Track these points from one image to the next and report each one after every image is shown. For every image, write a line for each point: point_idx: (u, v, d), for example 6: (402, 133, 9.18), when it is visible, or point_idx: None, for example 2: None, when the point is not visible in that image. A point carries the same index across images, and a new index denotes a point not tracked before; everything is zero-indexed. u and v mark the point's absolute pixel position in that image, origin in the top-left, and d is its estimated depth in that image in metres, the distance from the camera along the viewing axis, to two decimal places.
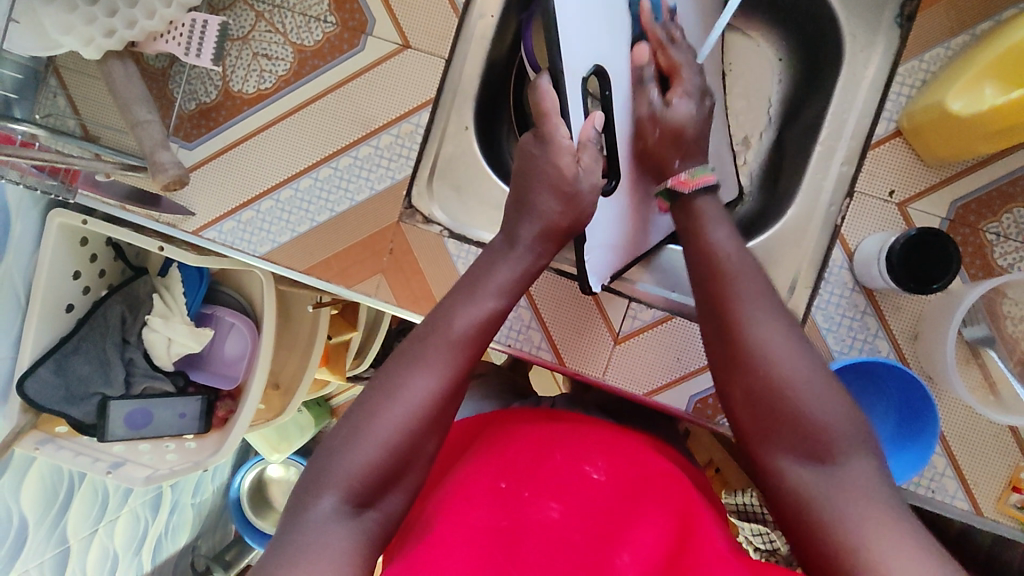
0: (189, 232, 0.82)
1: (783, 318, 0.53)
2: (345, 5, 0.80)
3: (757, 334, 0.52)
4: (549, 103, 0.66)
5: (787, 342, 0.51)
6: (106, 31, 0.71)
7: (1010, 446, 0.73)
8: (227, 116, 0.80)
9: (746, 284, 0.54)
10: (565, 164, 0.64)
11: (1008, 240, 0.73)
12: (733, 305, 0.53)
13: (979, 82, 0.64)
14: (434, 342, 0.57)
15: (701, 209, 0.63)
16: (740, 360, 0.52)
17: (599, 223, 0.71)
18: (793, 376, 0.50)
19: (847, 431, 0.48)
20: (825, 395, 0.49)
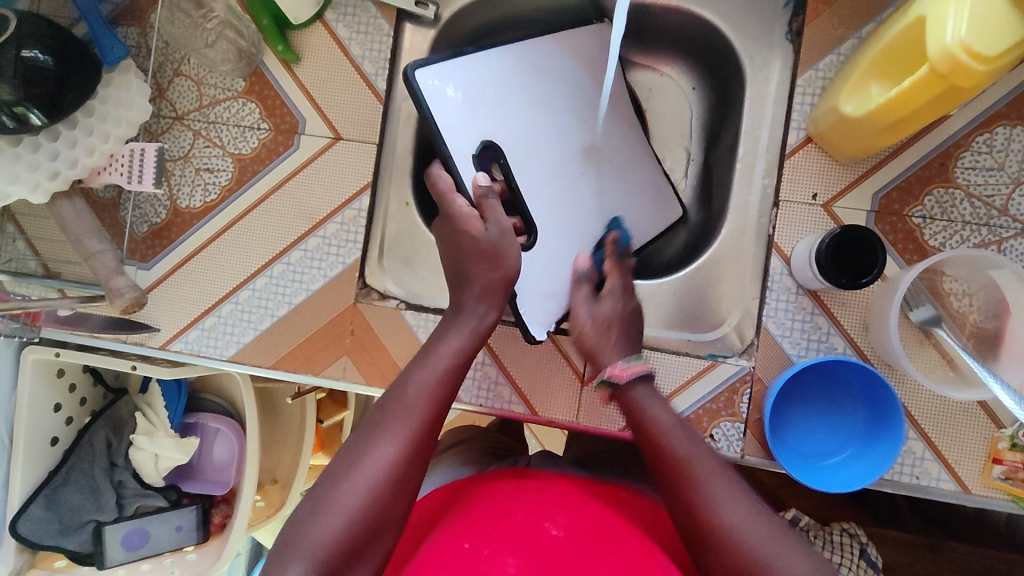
0: (157, 346, 0.84)
1: (741, 489, 0.54)
2: (276, 111, 0.84)
3: (720, 513, 0.52)
4: (445, 184, 0.71)
5: (750, 516, 0.51)
6: (51, 174, 0.75)
7: (982, 418, 0.74)
8: (179, 232, 0.84)
9: (697, 461, 0.55)
10: (474, 227, 0.69)
11: (935, 221, 0.76)
12: (689, 491, 0.54)
13: (865, 83, 0.67)
14: (394, 409, 0.59)
15: (637, 397, 0.63)
16: (709, 539, 0.52)
17: (530, 277, 0.77)
18: (767, 552, 0.49)
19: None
20: (801, 566, 0.49)
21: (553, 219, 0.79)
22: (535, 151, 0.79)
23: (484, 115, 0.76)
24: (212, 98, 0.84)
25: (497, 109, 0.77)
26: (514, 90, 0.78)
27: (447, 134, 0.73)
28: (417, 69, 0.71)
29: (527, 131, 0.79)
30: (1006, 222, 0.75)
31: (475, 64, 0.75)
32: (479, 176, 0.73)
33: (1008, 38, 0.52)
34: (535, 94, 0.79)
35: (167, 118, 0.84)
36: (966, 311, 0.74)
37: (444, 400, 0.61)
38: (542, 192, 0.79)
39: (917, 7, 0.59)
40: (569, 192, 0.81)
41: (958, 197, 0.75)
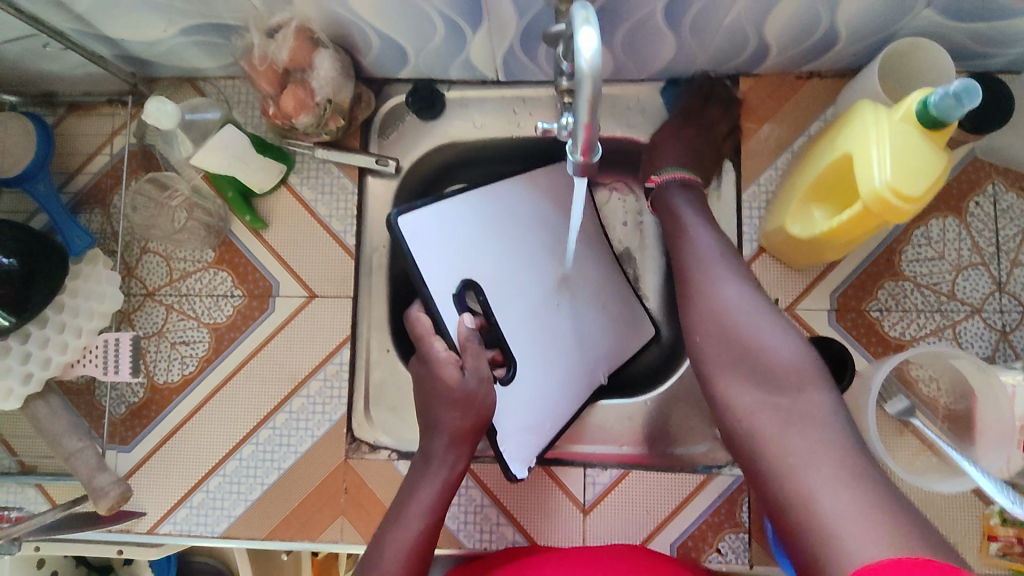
0: (144, 531, 0.82)
1: (749, 285, 0.63)
2: (249, 277, 0.85)
3: (726, 294, 0.62)
4: (424, 327, 0.74)
5: (746, 302, 0.62)
6: (24, 377, 0.74)
7: (972, 498, 0.77)
8: (159, 409, 0.83)
9: (710, 243, 0.67)
10: (449, 374, 0.70)
11: (891, 312, 0.80)
12: (698, 272, 0.65)
13: (807, 207, 0.71)
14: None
15: (676, 212, 0.73)
16: (714, 319, 0.62)
17: (507, 412, 0.76)
18: (753, 325, 0.60)
19: (803, 364, 0.57)
20: (782, 336, 0.59)
21: (533, 352, 0.78)
22: (511, 292, 0.78)
23: (461, 254, 0.76)
24: (182, 271, 0.85)
25: (474, 248, 0.77)
26: (485, 234, 0.78)
27: (426, 273, 0.73)
28: (398, 215, 0.72)
29: (503, 272, 0.78)
30: (956, 306, 0.80)
31: (450, 203, 0.76)
32: (461, 318, 0.73)
33: (927, 174, 0.58)
34: (509, 234, 0.80)
35: (138, 296, 0.85)
36: (936, 395, 0.78)
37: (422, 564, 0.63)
38: (525, 328, 0.78)
39: (839, 146, 0.65)
40: (545, 329, 0.80)
41: (909, 288, 0.80)
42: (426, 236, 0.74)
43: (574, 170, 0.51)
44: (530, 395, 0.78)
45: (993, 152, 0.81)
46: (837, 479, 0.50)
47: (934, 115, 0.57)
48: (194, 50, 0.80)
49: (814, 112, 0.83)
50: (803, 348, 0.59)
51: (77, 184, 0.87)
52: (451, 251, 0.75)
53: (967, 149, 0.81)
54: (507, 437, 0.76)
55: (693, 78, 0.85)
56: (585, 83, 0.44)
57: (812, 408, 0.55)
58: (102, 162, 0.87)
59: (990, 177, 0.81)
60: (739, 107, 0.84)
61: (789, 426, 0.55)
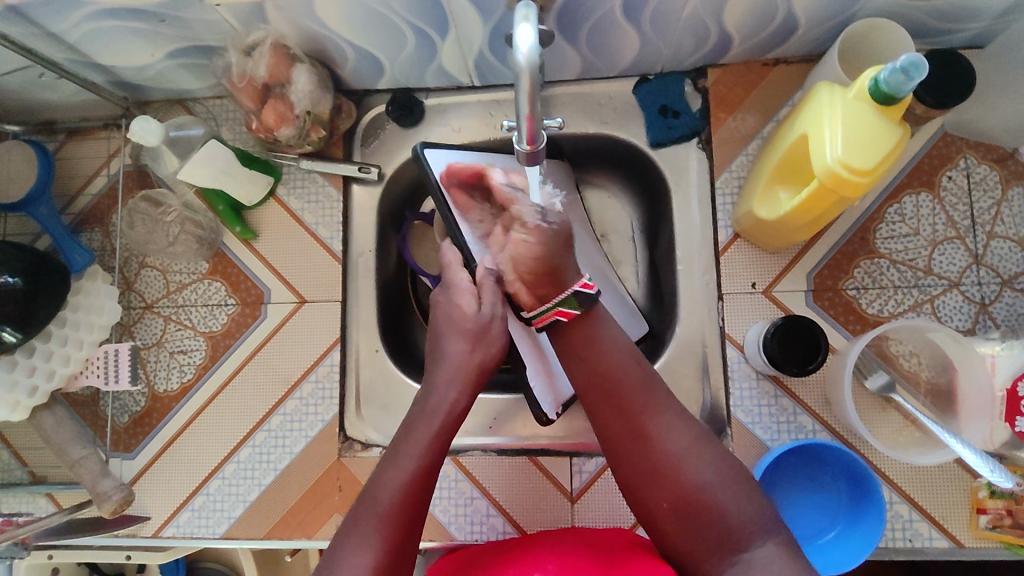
0: (149, 535, 0.85)
1: (685, 421, 0.61)
2: (241, 286, 0.88)
3: (668, 444, 0.60)
4: (452, 256, 0.74)
5: (703, 458, 0.59)
6: (30, 390, 0.78)
7: (959, 472, 0.77)
8: (160, 416, 0.87)
9: (641, 387, 0.62)
10: (468, 305, 0.70)
11: (868, 290, 0.81)
12: (630, 406, 0.61)
13: (773, 189, 0.73)
14: (361, 520, 0.57)
15: (595, 328, 0.64)
16: (662, 475, 0.59)
17: (536, 354, 0.77)
18: (672, 445, 0.60)
19: (725, 485, 0.58)
20: (728, 490, 0.57)
21: None
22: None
23: None
24: (178, 283, 0.89)
25: None
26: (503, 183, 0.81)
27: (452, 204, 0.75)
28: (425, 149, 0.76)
29: None
30: (933, 281, 0.80)
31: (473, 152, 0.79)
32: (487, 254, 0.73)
33: (881, 151, 0.60)
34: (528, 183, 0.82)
35: (137, 309, 0.89)
36: (917, 369, 0.78)
37: (418, 504, 0.59)
38: None
39: (797, 128, 0.67)
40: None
41: (884, 265, 0.81)
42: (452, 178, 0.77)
43: (523, 161, 0.53)
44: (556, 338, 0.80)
45: (962, 127, 0.81)
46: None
47: (885, 92, 0.58)
48: (180, 72, 0.84)
49: (782, 97, 0.84)
50: (717, 465, 0.59)
51: (78, 205, 0.91)
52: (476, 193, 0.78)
53: (936, 126, 0.82)
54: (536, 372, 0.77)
55: (662, 72, 0.87)
56: (524, 75, 0.46)
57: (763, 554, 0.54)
58: (99, 184, 0.91)
59: (961, 152, 0.82)
60: (709, 97, 0.86)
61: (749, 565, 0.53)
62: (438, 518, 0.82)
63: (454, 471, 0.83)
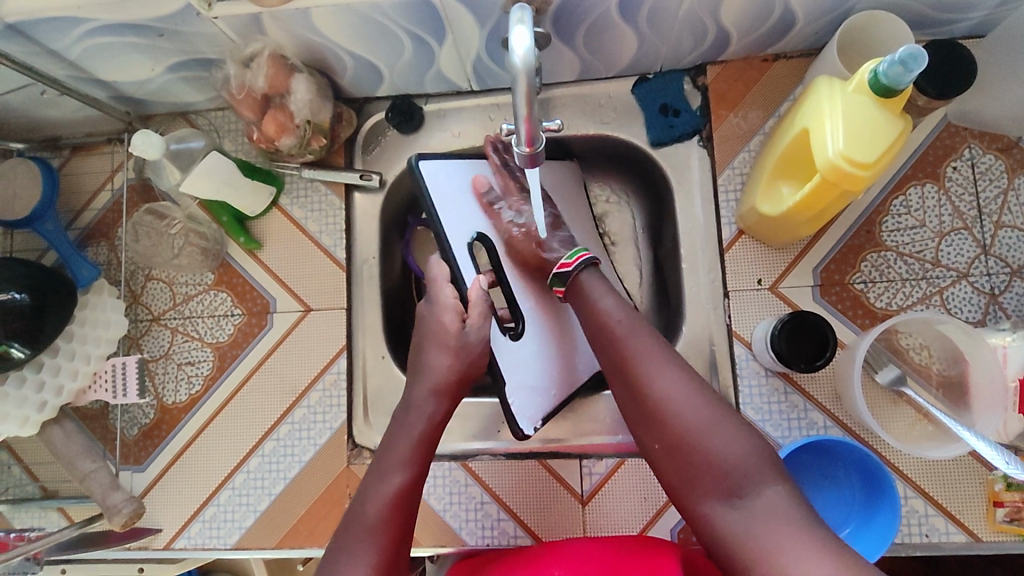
0: (160, 547, 0.85)
1: (677, 363, 0.60)
2: (247, 296, 0.89)
3: (657, 388, 0.58)
4: (438, 271, 0.76)
5: (694, 400, 0.57)
6: (39, 405, 0.78)
7: (973, 464, 0.76)
8: (169, 428, 0.87)
9: (631, 336, 0.62)
10: (449, 319, 0.72)
11: (876, 284, 0.80)
12: (622, 355, 0.61)
13: (776, 184, 0.72)
14: (353, 534, 0.58)
15: (586, 286, 0.67)
16: (653, 417, 0.58)
17: (515, 367, 0.78)
18: (663, 391, 0.58)
19: (717, 428, 0.56)
20: (721, 431, 0.56)
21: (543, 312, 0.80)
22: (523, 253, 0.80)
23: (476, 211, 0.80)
24: (184, 294, 0.89)
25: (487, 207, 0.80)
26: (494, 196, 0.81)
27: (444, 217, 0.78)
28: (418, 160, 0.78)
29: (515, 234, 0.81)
30: (942, 273, 0.79)
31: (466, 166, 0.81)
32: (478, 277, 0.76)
33: (882, 143, 0.59)
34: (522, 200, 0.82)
35: (145, 322, 0.89)
36: (928, 363, 0.77)
37: (406, 516, 0.59)
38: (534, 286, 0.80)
39: (797, 122, 0.66)
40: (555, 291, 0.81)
41: (891, 258, 0.80)
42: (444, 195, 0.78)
43: (523, 163, 0.53)
44: (539, 354, 0.80)
45: (966, 117, 0.80)
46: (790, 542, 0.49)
47: (885, 84, 0.57)
48: (181, 85, 0.84)
49: (783, 93, 0.84)
50: (712, 408, 0.57)
51: (83, 220, 0.92)
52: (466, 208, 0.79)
53: (940, 116, 0.81)
54: (514, 388, 0.78)
55: (661, 71, 0.87)
56: (521, 77, 0.46)
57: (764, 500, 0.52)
58: (104, 198, 0.91)
59: (966, 141, 0.81)
60: (709, 94, 0.86)
61: (749, 518, 0.52)
62: (448, 523, 0.82)
63: (464, 476, 0.83)
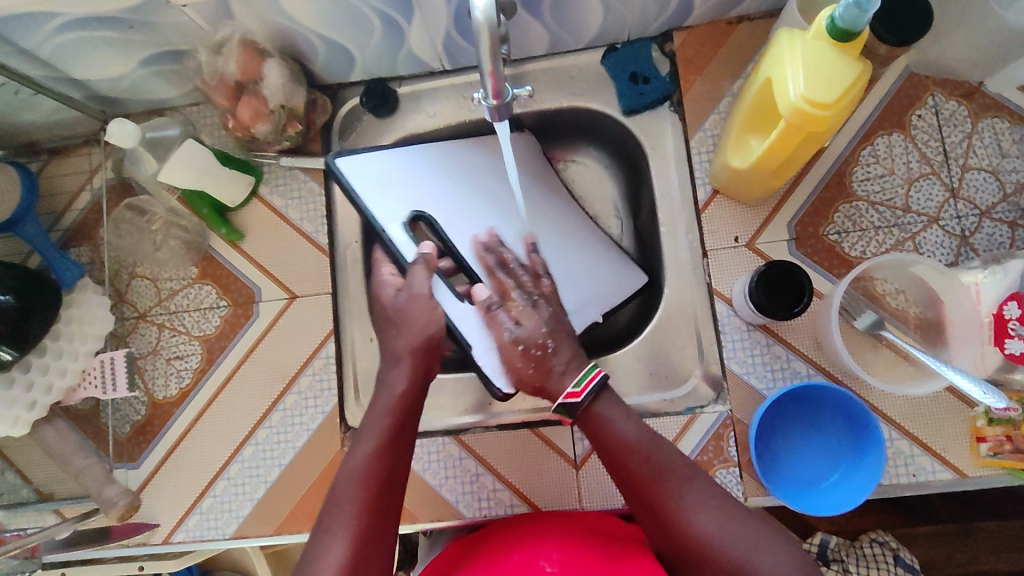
0: (159, 542, 0.85)
1: (712, 495, 0.58)
2: (232, 287, 0.89)
3: (701, 525, 0.56)
4: (383, 256, 0.80)
5: (733, 529, 0.56)
6: (28, 404, 0.78)
7: (955, 402, 0.78)
8: (161, 423, 0.87)
9: (663, 466, 0.59)
10: (387, 292, 0.74)
11: (850, 234, 0.82)
12: (698, 557, 0.56)
13: (745, 138, 0.74)
14: (333, 501, 0.59)
15: (601, 415, 0.63)
16: (702, 557, 0.56)
17: (484, 330, 0.76)
18: (709, 527, 0.56)
19: (766, 553, 0.55)
20: (769, 558, 0.54)
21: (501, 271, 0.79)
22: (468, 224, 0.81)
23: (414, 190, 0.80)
24: (169, 289, 0.89)
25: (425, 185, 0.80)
26: (431, 174, 0.81)
27: (373, 208, 0.78)
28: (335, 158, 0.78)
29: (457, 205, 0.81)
30: (913, 218, 0.81)
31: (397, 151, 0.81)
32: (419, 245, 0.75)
33: (844, 84, 0.61)
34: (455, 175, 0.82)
35: (131, 319, 0.89)
36: (905, 307, 0.78)
37: (387, 475, 0.60)
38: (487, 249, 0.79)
39: (761, 73, 0.68)
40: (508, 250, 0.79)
41: (863, 207, 0.82)
42: (372, 181, 0.78)
43: (491, 115, 0.55)
44: None
45: (927, 66, 0.82)
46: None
47: (842, 28, 0.59)
48: (155, 81, 0.85)
49: (748, 53, 0.86)
50: (753, 533, 0.56)
51: (65, 222, 0.91)
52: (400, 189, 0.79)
53: (902, 66, 0.83)
54: (484, 353, 0.75)
55: (629, 40, 0.88)
56: (483, 33, 0.47)
57: None
58: (84, 199, 0.91)
59: (929, 90, 0.83)
60: (677, 60, 0.87)
61: None
62: (445, 497, 0.82)
63: (458, 450, 0.83)
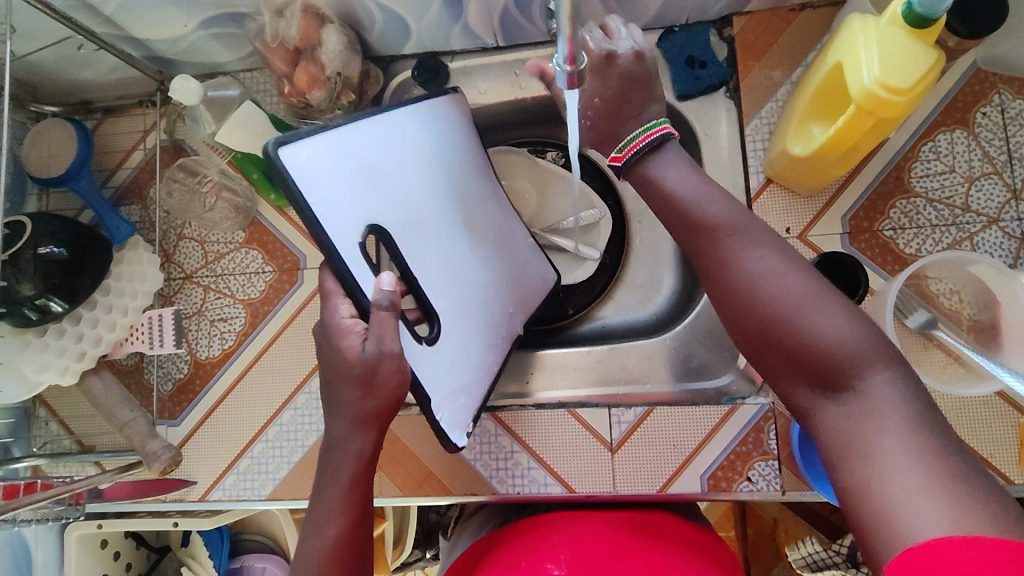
0: (196, 499, 0.86)
1: (766, 239, 0.50)
2: (278, 253, 0.90)
3: (744, 267, 0.49)
4: (331, 284, 0.58)
5: (783, 278, 0.48)
6: (77, 355, 0.79)
7: (1005, 408, 0.76)
8: (203, 383, 0.88)
9: (712, 212, 0.52)
10: (349, 343, 0.55)
11: (905, 231, 0.80)
12: (733, 299, 0.49)
13: (806, 125, 0.73)
14: (316, 508, 0.56)
15: (660, 167, 0.55)
16: (738, 301, 0.49)
17: (442, 374, 0.64)
18: (755, 271, 0.48)
19: (812, 301, 0.47)
20: (822, 308, 0.46)
21: (454, 300, 0.66)
22: (427, 234, 0.64)
23: (370, 193, 0.59)
24: (216, 253, 0.91)
25: (381, 184, 0.60)
26: (390, 167, 0.61)
27: (325, 220, 0.55)
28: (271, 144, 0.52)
29: (412, 208, 0.63)
30: (971, 218, 0.79)
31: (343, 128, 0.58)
32: (377, 281, 0.56)
33: (917, 71, 0.59)
34: (415, 168, 0.64)
35: (178, 280, 0.91)
36: (958, 308, 0.77)
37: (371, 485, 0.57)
38: (443, 275, 0.66)
39: (830, 58, 0.67)
40: (459, 263, 0.68)
41: (921, 204, 0.80)
42: (315, 173, 0.55)
43: (564, 83, 0.54)
44: (457, 348, 0.66)
45: (996, 62, 0.80)
46: (891, 440, 0.41)
47: (919, 13, 0.57)
48: (213, 43, 0.85)
49: (811, 40, 0.83)
50: (805, 281, 0.48)
51: (117, 180, 0.93)
52: (347, 185, 0.57)
53: (969, 62, 0.81)
54: (443, 404, 0.64)
55: (687, 23, 0.87)
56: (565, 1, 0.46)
57: (869, 391, 0.44)
58: (137, 158, 0.93)
59: (996, 87, 0.81)
60: (736, 46, 0.86)
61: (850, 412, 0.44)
62: (479, 472, 0.83)
63: (494, 426, 0.84)
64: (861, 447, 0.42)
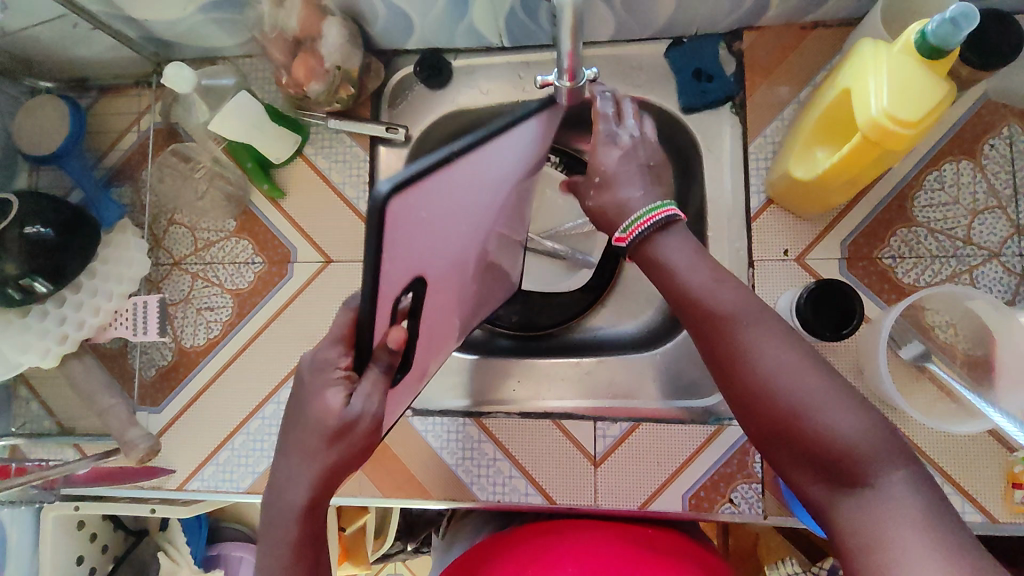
0: (173, 488, 0.85)
1: (780, 331, 0.50)
2: (268, 244, 0.89)
3: (760, 362, 0.48)
4: None
5: (799, 375, 0.47)
6: (59, 338, 0.79)
7: (993, 445, 0.75)
8: (186, 371, 0.88)
9: (727, 301, 0.51)
10: (330, 400, 0.52)
11: (905, 260, 0.79)
12: (750, 391, 0.49)
13: (810, 148, 0.72)
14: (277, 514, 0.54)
15: (667, 249, 0.54)
16: (753, 396, 0.49)
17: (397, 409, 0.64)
18: (771, 367, 0.48)
19: (828, 398, 0.47)
20: (842, 406, 0.46)
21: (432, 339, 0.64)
22: (455, 279, 0.58)
23: (434, 226, 0.47)
24: (205, 241, 0.89)
25: (454, 227, 0.50)
26: (467, 210, 0.51)
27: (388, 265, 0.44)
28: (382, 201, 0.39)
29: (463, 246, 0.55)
30: (972, 251, 0.78)
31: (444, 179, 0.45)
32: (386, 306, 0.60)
33: (927, 104, 0.58)
34: (486, 194, 0.54)
35: (165, 266, 0.90)
36: (953, 341, 0.76)
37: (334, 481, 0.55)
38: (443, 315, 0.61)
39: (839, 83, 0.65)
40: (460, 301, 0.63)
41: (922, 234, 0.79)
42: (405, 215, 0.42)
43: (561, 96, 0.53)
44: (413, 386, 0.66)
45: (1006, 94, 0.79)
46: (914, 534, 0.41)
47: (932, 44, 0.56)
48: (212, 28, 0.83)
49: (820, 60, 0.82)
50: (823, 377, 0.47)
51: (109, 160, 0.91)
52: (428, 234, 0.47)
53: (980, 93, 0.79)
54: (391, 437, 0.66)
55: (696, 34, 0.86)
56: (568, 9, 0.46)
57: (889, 494, 0.43)
58: (130, 140, 0.91)
59: (1005, 120, 0.79)
60: (744, 61, 0.84)
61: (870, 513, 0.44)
62: (460, 478, 0.82)
63: (477, 432, 0.83)
64: (881, 549, 0.42)
